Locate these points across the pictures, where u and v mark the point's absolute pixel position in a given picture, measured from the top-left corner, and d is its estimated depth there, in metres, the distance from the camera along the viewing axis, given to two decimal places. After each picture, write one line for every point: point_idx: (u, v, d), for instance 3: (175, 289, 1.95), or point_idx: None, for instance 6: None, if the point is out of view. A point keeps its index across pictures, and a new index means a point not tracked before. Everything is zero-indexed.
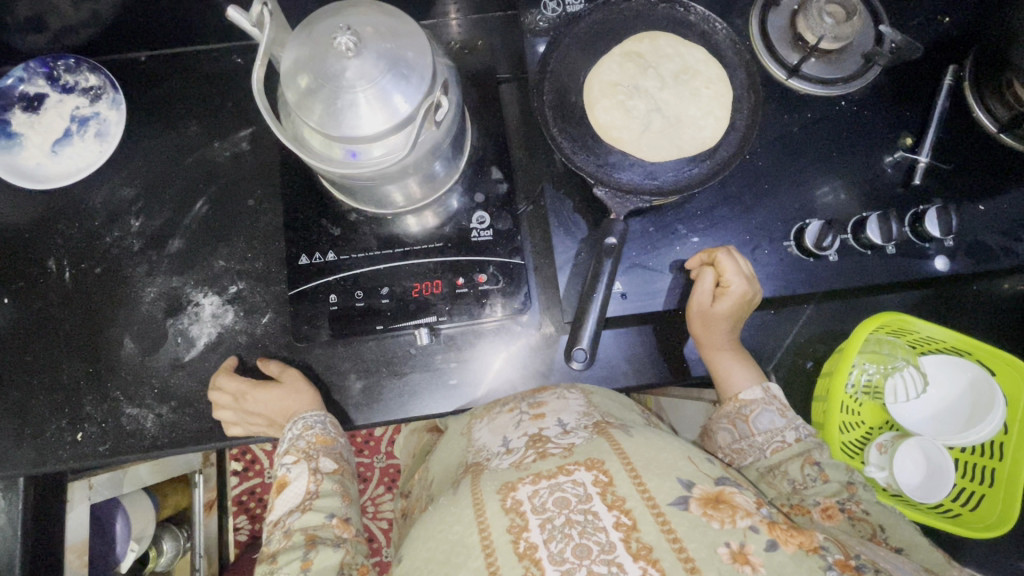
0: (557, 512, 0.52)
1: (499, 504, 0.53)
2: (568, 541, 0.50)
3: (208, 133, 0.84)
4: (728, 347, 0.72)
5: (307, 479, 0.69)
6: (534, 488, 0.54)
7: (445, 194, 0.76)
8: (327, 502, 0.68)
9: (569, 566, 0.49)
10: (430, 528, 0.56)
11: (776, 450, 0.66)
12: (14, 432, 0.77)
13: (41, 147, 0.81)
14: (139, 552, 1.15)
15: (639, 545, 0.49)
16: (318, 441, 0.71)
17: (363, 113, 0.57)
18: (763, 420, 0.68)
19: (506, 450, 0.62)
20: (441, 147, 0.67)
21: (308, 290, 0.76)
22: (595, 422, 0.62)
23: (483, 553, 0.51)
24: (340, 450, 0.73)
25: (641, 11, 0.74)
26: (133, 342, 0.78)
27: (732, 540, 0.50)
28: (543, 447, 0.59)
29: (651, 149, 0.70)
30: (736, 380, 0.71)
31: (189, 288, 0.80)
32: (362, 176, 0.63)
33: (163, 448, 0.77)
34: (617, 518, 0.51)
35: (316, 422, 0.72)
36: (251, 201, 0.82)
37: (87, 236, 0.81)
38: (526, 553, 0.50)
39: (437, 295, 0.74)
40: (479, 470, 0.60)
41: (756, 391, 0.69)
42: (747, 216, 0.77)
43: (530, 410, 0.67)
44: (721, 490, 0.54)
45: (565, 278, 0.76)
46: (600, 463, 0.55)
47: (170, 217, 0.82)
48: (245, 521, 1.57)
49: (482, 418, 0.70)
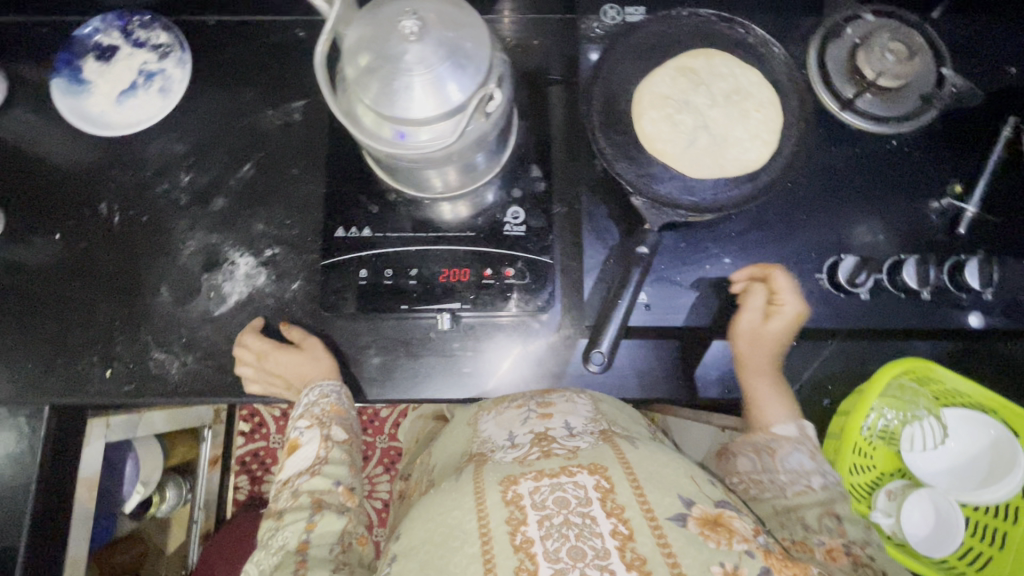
0: (555, 511, 0.52)
1: (500, 496, 0.54)
2: (565, 541, 0.50)
3: (264, 100, 0.87)
4: (771, 374, 0.72)
5: (317, 444, 0.71)
6: (535, 484, 0.55)
7: (483, 186, 0.76)
8: (334, 469, 0.69)
9: (563, 566, 0.49)
10: (431, 510, 0.57)
11: (797, 493, 0.64)
12: (49, 360, 0.81)
13: (108, 97, 0.86)
14: (144, 494, 1.28)
15: (634, 555, 0.50)
16: (332, 410, 0.73)
17: (416, 97, 0.59)
18: (791, 459, 0.66)
19: (511, 444, 0.63)
20: (487, 138, 0.68)
21: (341, 261, 0.75)
22: (601, 429, 0.64)
23: (480, 540, 0.52)
24: (351, 421, 0.74)
25: (704, 27, 0.72)
26: (169, 292, 0.82)
27: (726, 561, 0.51)
28: (547, 446, 0.60)
29: (694, 165, 0.66)
30: (772, 409, 0.70)
31: (228, 246, 0.83)
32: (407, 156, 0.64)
33: (183, 395, 0.79)
34: (614, 526, 0.51)
35: (332, 391, 0.74)
36: (294, 171, 0.85)
37: (139, 185, 0.85)
38: (521, 546, 0.51)
39: (464, 283, 0.74)
40: (482, 460, 0.62)
41: (790, 427, 0.68)
42: (780, 244, 0.76)
43: (538, 409, 0.67)
44: (721, 512, 0.55)
45: (591, 282, 0.75)
46: (601, 469, 0.56)
47: (217, 176, 0.85)
48: (245, 481, 1.75)
49: (489, 411, 0.70)
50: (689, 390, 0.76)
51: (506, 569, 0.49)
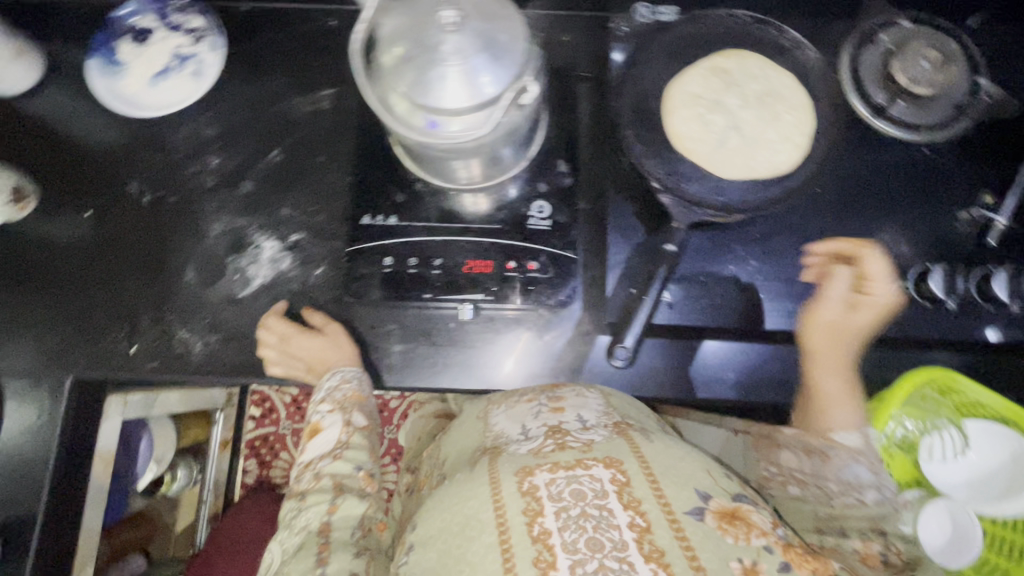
0: (572, 503, 0.53)
1: (516, 487, 0.55)
2: (582, 533, 0.51)
3: (294, 87, 0.88)
4: (846, 372, 0.69)
5: (338, 430, 0.73)
6: (551, 476, 0.56)
7: (506, 181, 0.76)
8: (354, 454, 0.72)
9: (581, 557, 0.49)
10: (448, 501, 0.59)
11: (846, 505, 0.63)
12: (74, 335, 0.82)
13: (142, 78, 0.87)
14: (156, 472, 1.30)
15: (652, 548, 0.50)
16: (353, 396, 0.74)
17: (450, 86, 0.59)
18: (847, 471, 0.64)
19: (525, 437, 0.63)
20: (517, 131, 0.68)
21: (365, 249, 0.75)
22: (616, 422, 0.64)
23: (498, 530, 0.52)
24: (370, 408, 0.76)
25: (738, 28, 0.71)
26: (195, 272, 0.83)
27: (744, 556, 0.51)
28: (562, 438, 0.60)
29: (723, 165, 0.66)
30: (840, 409, 0.67)
31: (254, 230, 0.84)
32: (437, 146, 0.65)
33: (205, 374, 0.80)
34: (632, 519, 0.52)
35: (354, 377, 0.75)
36: (321, 158, 0.85)
37: (168, 166, 0.86)
38: (540, 538, 0.51)
39: (487, 274, 0.74)
40: (497, 452, 0.62)
41: (856, 437, 0.66)
42: (804, 249, 0.76)
43: (549, 403, 0.68)
44: (738, 507, 0.55)
45: (614, 278, 0.76)
46: (617, 463, 0.57)
47: (246, 160, 0.86)
48: (253, 465, 1.76)
49: (500, 405, 0.71)
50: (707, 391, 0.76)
51: (525, 560, 0.50)
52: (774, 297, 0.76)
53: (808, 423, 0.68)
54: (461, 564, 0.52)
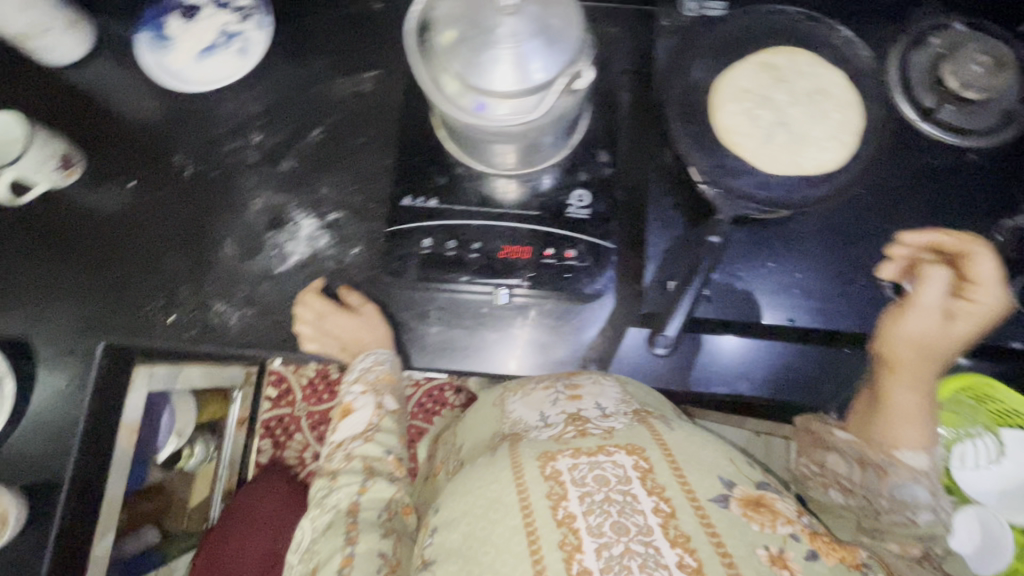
0: (596, 488, 0.53)
1: (539, 471, 0.56)
2: (607, 517, 0.51)
3: (337, 69, 0.89)
4: (928, 384, 0.62)
5: (370, 411, 0.73)
6: (574, 462, 0.56)
7: (539, 172, 0.76)
8: (385, 438, 0.71)
9: (607, 540, 0.50)
10: (470, 485, 0.60)
11: (893, 523, 0.60)
12: (114, 302, 0.83)
13: (190, 53, 0.88)
14: (175, 446, 1.32)
15: (677, 532, 0.50)
16: (385, 378, 0.75)
17: (502, 70, 0.60)
18: (905, 490, 0.60)
19: (544, 424, 0.64)
20: (561, 119, 0.68)
21: (404, 230, 0.76)
22: (635, 410, 0.64)
23: (523, 513, 0.53)
24: (401, 391, 0.76)
25: (789, 24, 0.71)
26: (233, 246, 0.84)
27: (772, 544, 0.51)
28: (582, 425, 0.61)
29: (769, 162, 0.65)
30: (913, 427, 0.61)
31: (293, 207, 0.85)
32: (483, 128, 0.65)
33: (241, 346, 0.82)
34: (656, 504, 0.52)
35: (387, 360, 0.76)
36: (362, 139, 0.86)
37: (211, 141, 0.87)
38: (564, 521, 0.51)
39: (524, 261, 0.74)
40: (517, 438, 0.63)
41: (922, 460, 0.60)
42: (844, 250, 0.76)
43: (567, 390, 0.68)
44: (762, 494, 0.55)
45: (652, 270, 0.75)
46: (638, 450, 0.57)
47: (287, 138, 0.87)
48: (268, 445, 1.79)
49: (516, 393, 0.71)
50: (738, 387, 0.76)
51: (550, 543, 0.50)
52: (811, 297, 0.75)
53: (871, 434, 0.63)
54: (487, 544, 0.52)
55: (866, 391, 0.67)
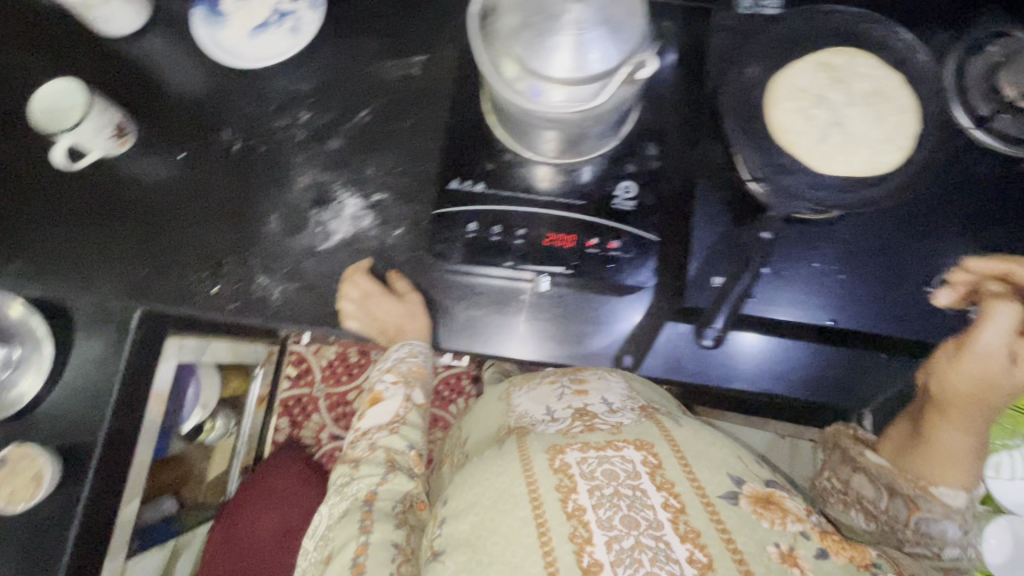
0: (605, 483, 0.59)
1: (548, 464, 0.62)
2: (616, 510, 0.57)
3: (386, 51, 0.90)
4: (977, 423, 0.62)
5: (399, 401, 0.82)
6: (582, 455, 0.63)
7: (580, 163, 0.77)
8: (408, 431, 0.81)
9: (617, 533, 0.55)
10: (479, 475, 0.66)
11: (916, 552, 0.65)
12: (161, 270, 0.85)
13: (242, 30, 0.90)
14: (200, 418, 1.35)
15: (687, 527, 0.56)
16: (416, 371, 0.82)
17: (562, 57, 0.61)
18: (935, 525, 0.64)
19: (551, 419, 0.71)
20: (613, 111, 0.69)
21: (451, 213, 0.77)
22: (642, 406, 0.71)
23: (531, 504, 0.59)
24: (428, 385, 0.84)
25: (847, 25, 0.71)
26: (279, 221, 0.85)
27: (782, 542, 0.56)
28: (589, 420, 0.68)
29: (823, 162, 0.66)
30: (952, 469, 0.63)
31: (338, 186, 0.86)
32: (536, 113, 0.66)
33: (283, 320, 0.83)
34: (665, 499, 0.58)
35: (421, 353, 0.81)
36: (409, 122, 0.87)
37: (261, 117, 0.89)
38: (574, 514, 0.57)
39: (569, 249, 0.75)
40: (524, 432, 0.70)
41: (958, 498, 0.63)
42: (889, 254, 0.76)
43: (573, 385, 0.74)
44: (772, 492, 0.62)
45: (695, 266, 0.76)
46: (647, 445, 0.64)
47: (335, 117, 0.88)
48: (285, 424, 1.81)
49: (521, 387, 0.80)
50: (777, 386, 0.76)
51: (561, 533, 0.56)
52: (852, 300, 0.76)
53: (905, 467, 0.65)
54: (496, 534, 0.59)
55: (908, 421, 0.68)
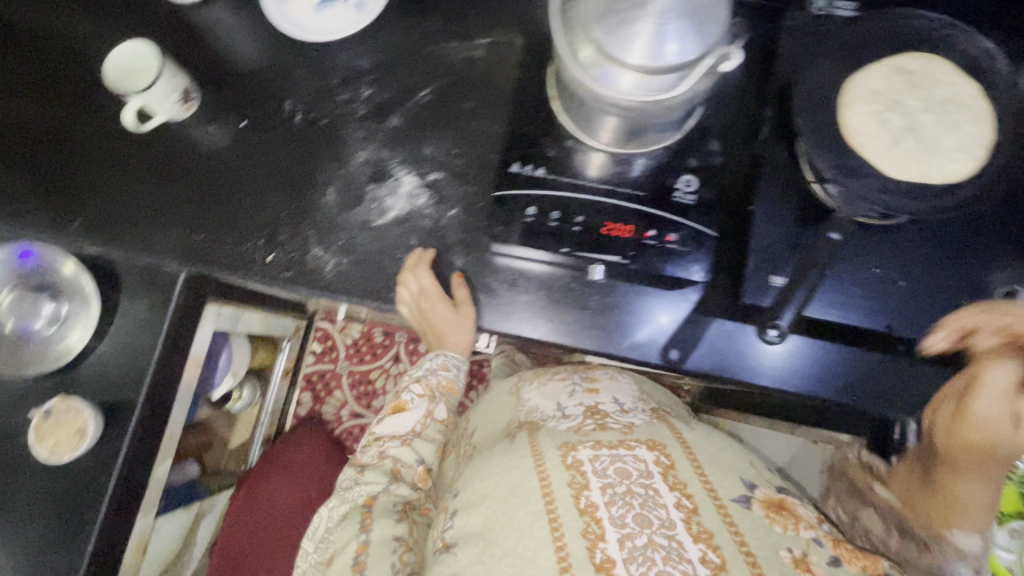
0: (618, 481, 0.67)
1: (561, 462, 0.69)
2: (629, 508, 0.64)
3: (449, 32, 0.90)
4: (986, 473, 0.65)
5: (422, 413, 0.91)
6: (595, 453, 0.70)
7: (638, 154, 0.78)
8: (421, 445, 0.90)
9: (630, 529, 0.62)
10: (493, 468, 0.73)
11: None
12: (219, 235, 0.86)
13: (309, 4, 0.91)
14: (230, 386, 1.37)
15: (699, 527, 0.63)
16: (445, 385, 0.93)
17: (641, 45, 0.61)
18: (953, 567, 0.67)
19: (563, 416, 0.80)
20: (682, 106, 0.69)
21: (510, 195, 0.77)
22: (654, 410, 0.83)
23: (545, 499, 0.65)
24: (451, 401, 0.94)
25: (926, 30, 0.71)
26: (335, 195, 0.86)
27: (795, 548, 0.64)
28: (600, 420, 0.78)
29: (895, 166, 0.65)
30: (964, 514, 0.66)
31: (395, 163, 0.87)
32: (605, 99, 0.67)
33: (335, 291, 0.84)
34: (677, 499, 0.66)
35: (452, 365, 0.94)
36: (468, 104, 0.88)
37: (322, 91, 0.89)
38: (587, 510, 0.64)
39: (626, 239, 0.75)
40: (536, 428, 0.79)
41: (972, 542, 0.66)
42: (949, 264, 0.75)
43: (584, 385, 0.87)
44: (784, 499, 0.69)
45: (754, 263, 0.75)
46: (659, 446, 0.72)
47: (396, 95, 0.89)
48: (307, 398, 1.84)
49: (532, 381, 0.92)
50: (824, 390, 0.76)
51: (574, 527, 0.62)
52: (908, 308, 0.75)
53: (920, 510, 0.70)
54: (509, 528, 0.65)
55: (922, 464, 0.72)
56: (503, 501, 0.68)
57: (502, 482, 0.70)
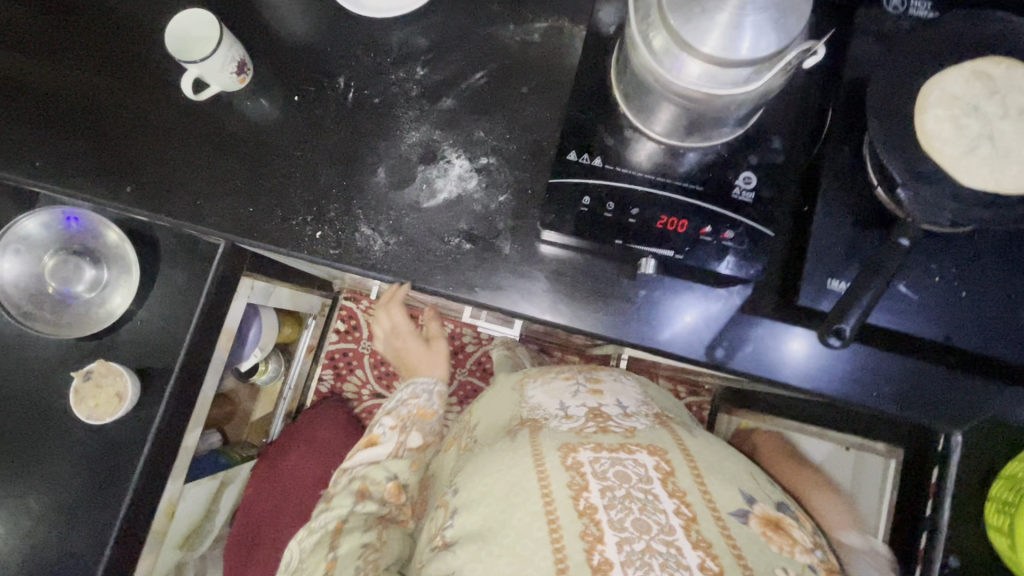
0: (618, 485, 0.70)
1: (560, 462, 0.72)
2: (627, 512, 0.67)
3: (508, 15, 0.90)
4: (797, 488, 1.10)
5: (393, 444, 1.01)
6: (595, 455, 0.74)
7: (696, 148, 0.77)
8: (392, 466, 0.99)
9: (628, 533, 0.65)
10: (493, 467, 0.76)
11: None
12: (269, 208, 0.86)
13: None
14: (259, 359, 1.39)
15: (699, 535, 0.67)
16: (419, 410, 1.04)
17: (715, 35, 0.59)
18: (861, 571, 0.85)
19: (563, 415, 0.83)
20: (749, 103, 0.67)
21: (565, 184, 0.76)
22: (656, 414, 0.86)
23: (543, 500, 0.69)
24: (425, 426, 1.04)
25: (1013, 33, 0.68)
26: (386, 174, 0.86)
27: (790, 567, 0.67)
28: (601, 423, 0.80)
29: (969, 174, 0.64)
30: (832, 517, 0.98)
31: (446, 145, 0.86)
32: (671, 86, 0.66)
33: (381, 271, 0.84)
34: (678, 507, 0.69)
35: (424, 390, 1.07)
36: (523, 89, 0.88)
37: (377, 68, 0.89)
38: (585, 512, 0.67)
39: (680, 233, 0.75)
40: (536, 426, 0.82)
41: (858, 540, 0.90)
42: (1014, 277, 0.74)
43: (586, 385, 0.90)
44: (782, 518, 0.73)
45: (811, 265, 0.73)
46: (659, 452, 0.75)
47: (451, 76, 0.88)
48: (329, 375, 1.86)
49: (538, 380, 0.96)
50: (862, 392, 0.80)
51: (573, 527, 0.66)
52: (968, 319, 0.74)
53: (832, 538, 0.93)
54: (508, 528, 0.68)
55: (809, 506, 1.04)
56: (501, 499, 0.71)
57: (502, 480, 0.73)
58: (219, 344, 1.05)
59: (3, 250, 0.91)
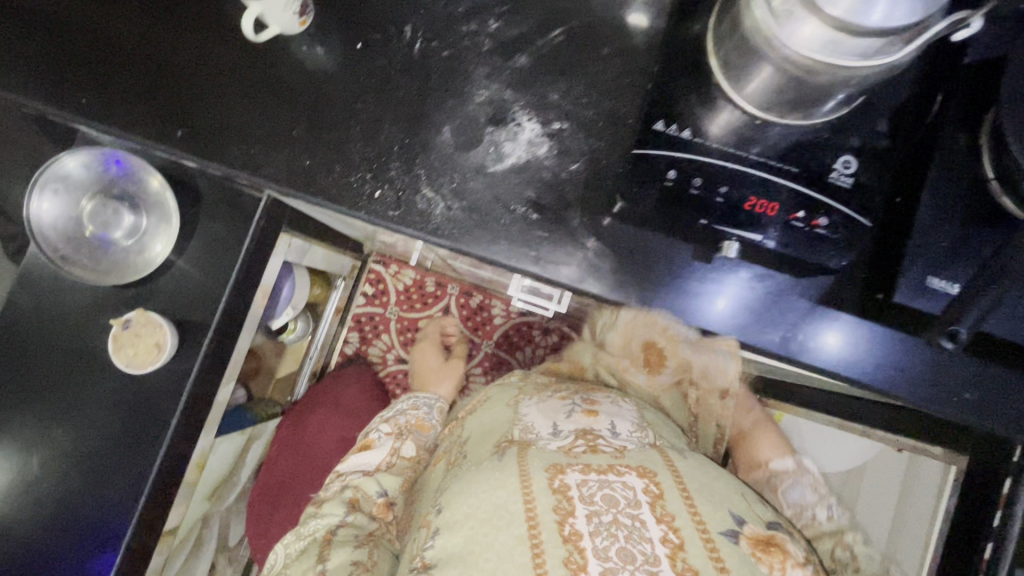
0: (602, 511, 0.79)
1: (545, 487, 0.82)
2: (609, 541, 0.76)
3: None
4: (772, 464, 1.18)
5: (386, 452, 1.22)
6: (579, 478, 0.83)
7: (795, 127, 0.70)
8: (382, 479, 1.18)
9: (610, 564, 0.74)
10: (482, 488, 0.85)
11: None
12: (326, 161, 0.81)
13: None
14: (291, 317, 1.37)
15: (684, 563, 0.75)
16: (416, 421, 1.30)
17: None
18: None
19: (553, 437, 0.95)
20: (864, 80, 0.62)
21: (651, 154, 0.70)
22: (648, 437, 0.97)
23: (528, 525, 0.77)
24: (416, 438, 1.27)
25: None
26: (451, 134, 0.81)
27: None
28: (591, 443, 0.92)
29: None
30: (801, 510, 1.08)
31: (518, 106, 0.81)
32: (780, 51, 0.60)
33: (443, 237, 0.79)
34: (663, 533, 0.78)
35: (423, 403, 1.36)
36: (605, 50, 0.83)
37: (447, 19, 0.83)
38: (569, 538, 0.76)
39: (770, 218, 0.70)
40: (525, 446, 0.94)
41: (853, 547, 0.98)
42: None
43: (584, 404, 1.04)
44: (773, 536, 0.83)
45: (917, 262, 0.68)
46: (648, 474, 0.86)
47: (526, 31, 0.82)
48: (354, 338, 1.85)
49: (530, 399, 1.09)
50: (943, 396, 0.76)
51: (556, 553, 0.74)
52: None
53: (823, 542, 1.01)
54: (489, 551, 0.76)
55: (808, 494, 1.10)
56: (487, 521, 0.79)
57: (487, 502, 0.82)
58: (256, 301, 1.03)
59: (42, 189, 0.88)
